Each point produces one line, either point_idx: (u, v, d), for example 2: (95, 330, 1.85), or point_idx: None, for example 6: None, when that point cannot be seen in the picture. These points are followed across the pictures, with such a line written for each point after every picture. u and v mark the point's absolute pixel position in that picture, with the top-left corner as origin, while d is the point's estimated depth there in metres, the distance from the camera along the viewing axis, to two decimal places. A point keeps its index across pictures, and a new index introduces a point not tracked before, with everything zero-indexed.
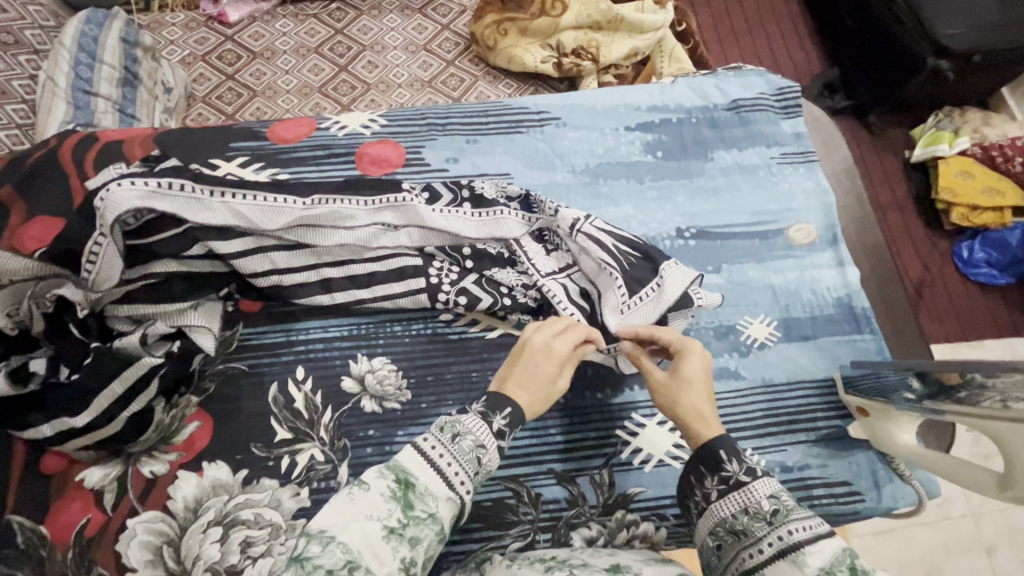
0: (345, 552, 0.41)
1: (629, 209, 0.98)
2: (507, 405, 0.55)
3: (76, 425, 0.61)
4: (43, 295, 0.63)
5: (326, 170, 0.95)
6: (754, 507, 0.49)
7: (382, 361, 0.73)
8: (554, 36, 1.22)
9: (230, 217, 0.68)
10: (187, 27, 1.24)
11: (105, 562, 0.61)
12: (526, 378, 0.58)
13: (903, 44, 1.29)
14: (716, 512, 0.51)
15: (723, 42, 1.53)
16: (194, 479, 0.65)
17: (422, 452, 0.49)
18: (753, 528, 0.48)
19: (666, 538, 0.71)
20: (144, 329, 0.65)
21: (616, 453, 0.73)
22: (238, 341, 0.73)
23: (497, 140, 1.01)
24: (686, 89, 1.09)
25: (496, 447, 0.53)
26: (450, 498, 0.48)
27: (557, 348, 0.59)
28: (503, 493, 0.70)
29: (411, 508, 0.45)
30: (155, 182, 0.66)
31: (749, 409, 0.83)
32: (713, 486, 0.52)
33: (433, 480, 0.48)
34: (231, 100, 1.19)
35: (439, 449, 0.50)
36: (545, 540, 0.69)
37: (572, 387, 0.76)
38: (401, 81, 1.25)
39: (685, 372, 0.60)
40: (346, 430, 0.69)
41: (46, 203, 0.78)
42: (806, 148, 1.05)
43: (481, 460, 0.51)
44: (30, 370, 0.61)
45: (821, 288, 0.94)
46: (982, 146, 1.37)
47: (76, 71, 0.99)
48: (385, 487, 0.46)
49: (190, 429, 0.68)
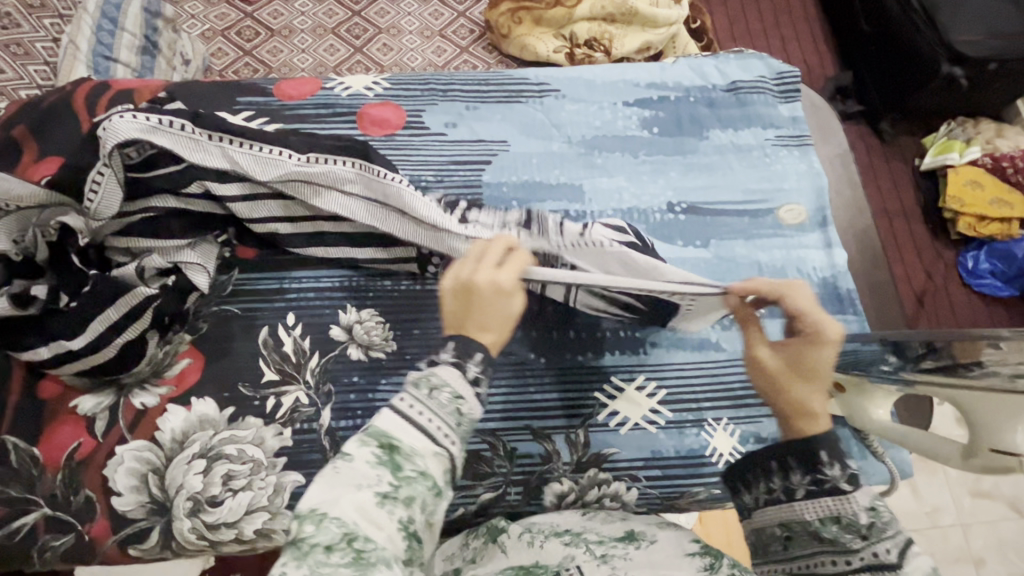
0: (340, 526, 0.37)
1: (622, 181, 1.00)
2: (474, 350, 0.47)
3: (73, 348, 0.64)
4: (46, 223, 0.65)
5: (328, 128, 0.98)
6: (848, 518, 0.46)
7: (370, 313, 0.75)
8: (567, 27, 1.24)
9: (224, 161, 0.69)
10: (209, 1, 1.28)
11: (92, 485, 0.64)
12: (485, 319, 0.51)
13: (916, 50, 1.30)
14: (797, 510, 0.48)
15: (734, 39, 1.54)
16: (182, 413, 0.67)
17: (401, 414, 0.42)
18: (843, 538, 0.46)
19: (637, 499, 0.73)
20: (141, 262, 0.69)
21: (593, 414, 0.75)
22: (232, 285, 0.75)
23: (497, 108, 1.04)
24: (687, 69, 1.10)
25: (477, 394, 0.45)
26: (436, 454, 0.41)
27: (506, 285, 0.53)
28: (480, 445, 0.72)
29: (400, 473, 0.40)
30: (156, 118, 0.67)
31: (725, 376, 0.76)
32: (802, 483, 0.49)
33: (412, 435, 0.41)
34: (247, 74, 1.23)
35: (417, 407, 0.42)
36: (517, 492, 0.72)
37: (552, 347, 0.77)
38: (415, 65, 1.29)
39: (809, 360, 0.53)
40: (331, 376, 0.71)
41: (56, 144, 0.82)
42: (801, 132, 1.06)
43: (468, 410, 0.44)
44: (32, 295, 0.63)
45: (807, 267, 0.95)
46: (993, 156, 1.36)
47: (99, 36, 1.02)
48: (371, 454, 0.40)
49: (181, 365, 0.70)
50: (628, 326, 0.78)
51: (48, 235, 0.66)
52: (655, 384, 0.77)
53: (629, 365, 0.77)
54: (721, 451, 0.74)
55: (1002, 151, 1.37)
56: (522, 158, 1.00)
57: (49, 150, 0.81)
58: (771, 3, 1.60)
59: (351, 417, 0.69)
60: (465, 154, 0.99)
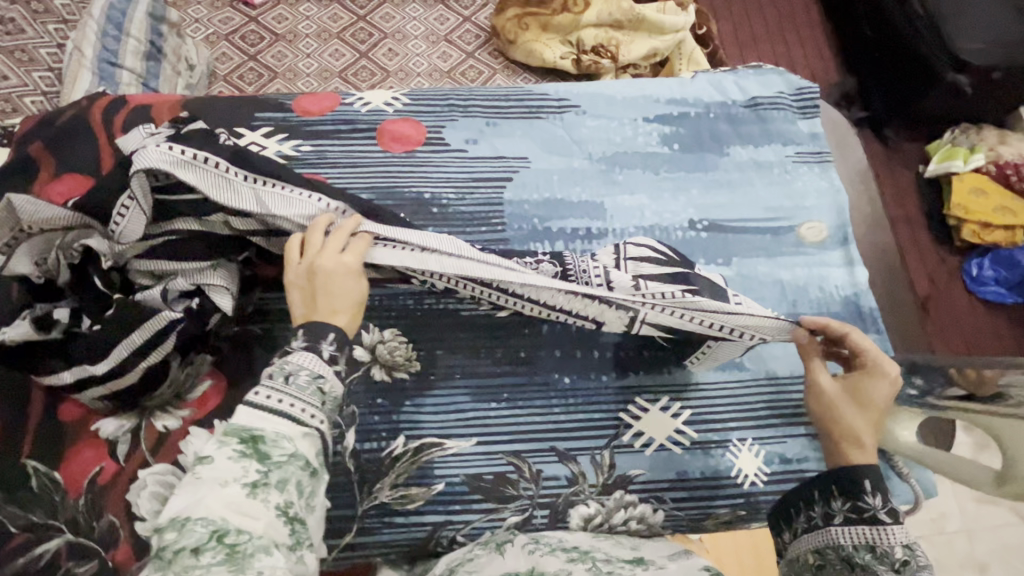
0: (208, 525, 0.38)
1: (642, 199, 0.98)
2: (328, 331, 0.50)
3: (95, 373, 0.60)
4: (71, 245, 0.63)
5: (350, 145, 0.94)
6: (882, 549, 0.49)
7: (393, 332, 0.73)
8: (574, 33, 1.24)
9: (250, 199, 0.64)
10: (213, 6, 1.26)
11: (116, 511, 0.60)
12: (337, 301, 0.52)
13: (924, 57, 1.29)
14: (833, 534, 0.50)
15: (742, 48, 1.50)
16: (205, 436, 0.64)
17: (261, 406, 0.44)
18: (875, 568, 0.48)
19: (664, 521, 0.71)
20: (164, 286, 0.64)
21: (617, 434, 0.72)
22: (253, 306, 0.72)
23: (517, 124, 1.01)
24: (706, 85, 1.08)
25: (339, 374, 0.49)
26: (303, 434, 0.45)
27: (353, 267, 0.55)
28: (503, 467, 0.69)
29: (267, 460, 0.42)
30: (191, 152, 0.64)
31: (744, 393, 0.75)
32: (841, 510, 0.51)
33: (275, 422, 0.44)
34: (253, 80, 1.20)
35: (276, 397, 0.45)
36: (543, 516, 0.68)
37: (577, 367, 0.74)
38: (420, 71, 1.25)
39: (866, 392, 0.57)
40: (354, 398, 0.70)
41: (73, 161, 0.80)
42: (820, 148, 1.06)
43: (328, 389, 0.48)
44: (53, 319, 0.60)
45: (829, 286, 0.94)
46: (997, 164, 1.33)
47: (103, 43, 1.01)
48: (233, 451, 0.42)
49: (203, 387, 0.67)
50: (652, 344, 0.75)
51: (72, 258, 0.63)
52: (679, 404, 0.74)
53: (654, 385, 0.74)
54: (746, 472, 0.72)
55: (1005, 159, 1.33)
56: (544, 175, 0.97)
57: (66, 167, 0.80)
58: (776, 8, 1.57)
59: (375, 440, 0.68)
60: (485, 171, 0.96)
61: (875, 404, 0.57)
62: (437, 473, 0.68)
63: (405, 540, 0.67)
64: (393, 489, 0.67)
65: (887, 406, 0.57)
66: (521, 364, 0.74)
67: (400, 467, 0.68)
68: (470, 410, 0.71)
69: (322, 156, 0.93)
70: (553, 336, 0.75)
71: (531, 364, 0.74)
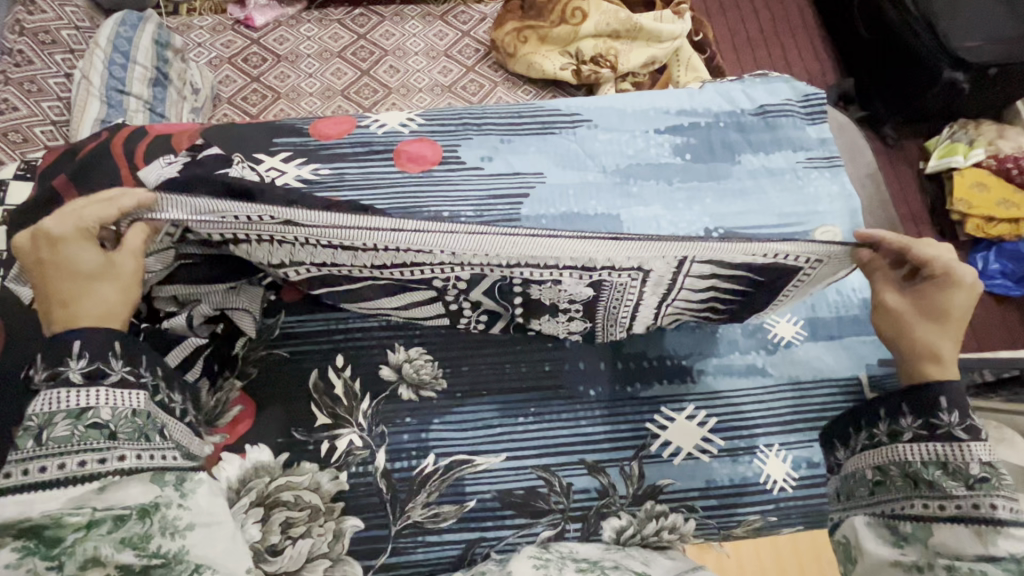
0: None
1: (658, 211, 0.83)
2: (72, 342, 0.44)
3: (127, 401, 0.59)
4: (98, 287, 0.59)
5: (367, 170, 0.82)
6: (954, 466, 0.46)
7: (418, 351, 0.68)
8: (574, 44, 1.23)
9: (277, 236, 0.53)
10: (215, 30, 1.27)
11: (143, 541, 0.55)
12: (65, 296, 0.46)
13: (920, 56, 1.27)
14: (900, 452, 0.48)
15: (737, 53, 1.53)
16: (237, 461, 0.60)
17: (26, 489, 0.40)
18: (946, 484, 0.46)
19: (696, 530, 0.64)
20: (190, 310, 0.62)
21: (645, 444, 0.65)
22: (281, 329, 0.67)
23: (531, 140, 0.88)
24: (714, 94, 0.95)
25: (119, 393, 0.44)
26: (105, 488, 0.41)
27: (60, 235, 0.46)
28: (534, 481, 0.62)
29: (52, 548, 0.38)
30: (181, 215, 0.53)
31: (771, 400, 0.67)
32: (910, 427, 0.49)
33: (41, 501, 0.40)
34: (256, 101, 1.20)
35: (43, 468, 0.41)
36: (575, 530, 0.61)
37: (602, 378, 0.68)
38: (422, 86, 1.26)
39: (941, 305, 0.50)
40: (384, 417, 0.64)
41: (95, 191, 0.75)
42: (834, 154, 0.91)
43: (112, 411, 0.44)
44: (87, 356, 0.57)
45: (847, 289, 0.73)
46: (997, 157, 1.31)
47: (110, 70, 1.04)
48: (10, 555, 0.37)
49: (233, 412, 0.63)
50: (676, 353, 0.69)
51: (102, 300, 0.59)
52: (705, 411, 0.66)
53: (685, 392, 0.67)
54: (776, 478, 0.64)
55: (1005, 153, 1.32)
56: (557, 189, 0.83)
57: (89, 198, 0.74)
58: (771, 13, 1.59)
59: (405, 459, 0.62)
60: (500, 187, 0.83)
61: (952, 316, 0.50)
62: (469, 489, 0.62)
63: (439, 560, 0.60)
64: (426, 507, 0.61)
65: (965, 312, 0.50)
66: (546, 378, 0.67)
67: (431, 486, 0.61)
68: (498, 425, 0.65)
69: (340, 181, 0.80)
70: (577, 348, 0.69)
71: (556, 379, 0.67)
